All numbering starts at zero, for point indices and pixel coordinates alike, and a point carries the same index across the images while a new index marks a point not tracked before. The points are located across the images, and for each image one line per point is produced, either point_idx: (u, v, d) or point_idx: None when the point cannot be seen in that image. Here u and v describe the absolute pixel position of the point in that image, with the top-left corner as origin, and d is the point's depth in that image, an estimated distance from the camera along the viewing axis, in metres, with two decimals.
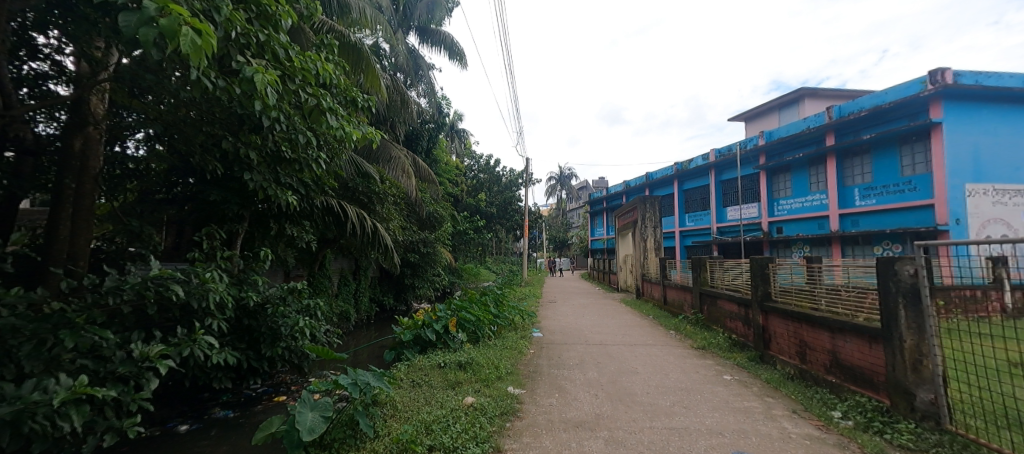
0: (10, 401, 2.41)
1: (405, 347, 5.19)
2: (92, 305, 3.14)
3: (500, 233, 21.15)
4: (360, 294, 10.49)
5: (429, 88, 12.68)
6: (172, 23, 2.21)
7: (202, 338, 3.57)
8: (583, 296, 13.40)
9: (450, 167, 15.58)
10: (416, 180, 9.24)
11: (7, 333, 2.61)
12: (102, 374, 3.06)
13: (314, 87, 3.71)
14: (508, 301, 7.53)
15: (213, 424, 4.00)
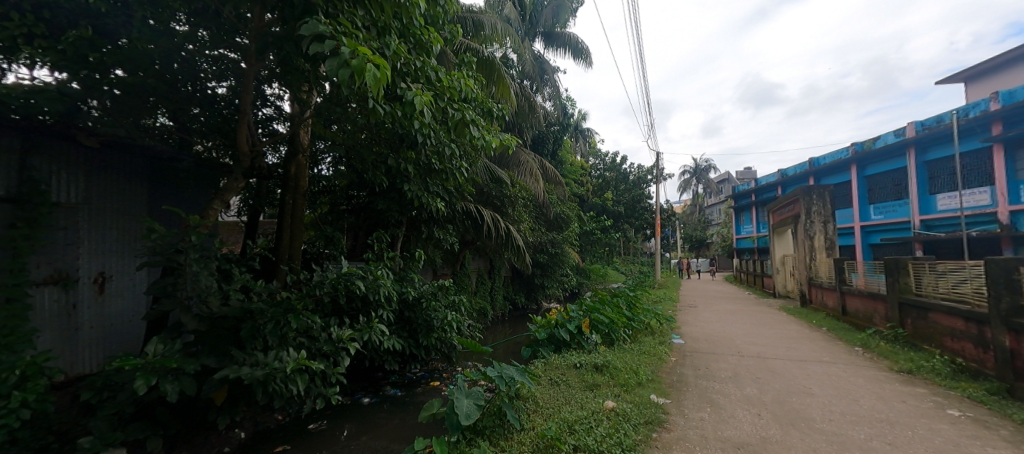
0: (261, 365, 3.25)
1: (540, 345, 5.36)
2: (305, 295, 3.99)
3: (629, 232, 20.34)
4: (495, 293, 11.25)
5: (555, 90, 13.21)
6: (360, 62, 2.70)
7: (376, 326, 4.25)
8: (728, 301, 12.05)
9: (576, 168, 15.85)
10: (543, 182, 9.50)
11: (257, 314, 3.45)
12: (313, 350, 3.90)
13: (459, 103, 4.07)
14: (641, 303, 7.21)
15: (387, 400, 4.72)
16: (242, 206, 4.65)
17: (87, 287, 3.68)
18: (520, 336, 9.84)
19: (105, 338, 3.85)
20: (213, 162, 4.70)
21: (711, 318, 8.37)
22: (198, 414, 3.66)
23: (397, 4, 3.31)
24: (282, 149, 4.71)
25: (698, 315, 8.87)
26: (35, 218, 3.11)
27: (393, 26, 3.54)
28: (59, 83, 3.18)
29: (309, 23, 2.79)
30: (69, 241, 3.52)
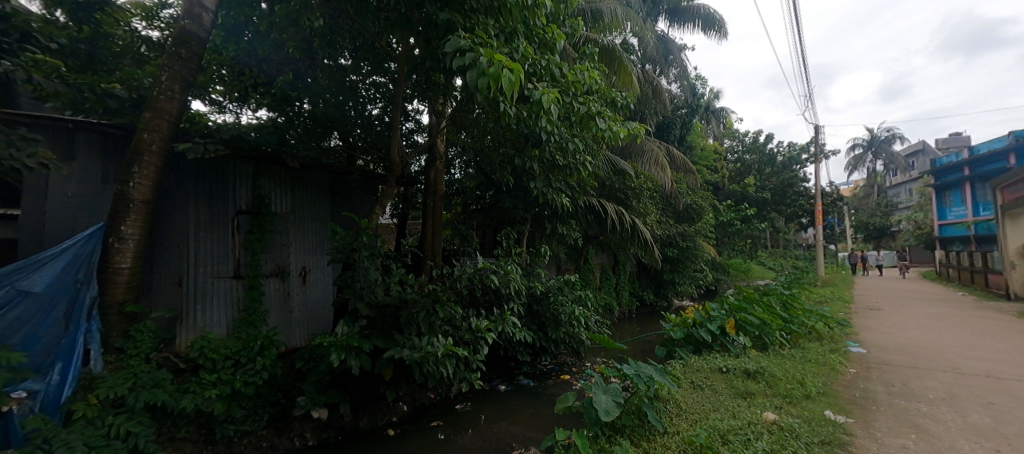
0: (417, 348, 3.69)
1: (676, 345, 5.03)
2: (448, 288, 4.42)
3: (778, 221, 17.87)
4: (620, 289, 11.13)
5: (683, 71, 12.54)
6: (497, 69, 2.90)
7: (509, 319, 4.47)
8: (931, 304, 9.58)
9: (709, 153, 14.80)
10: (671, 172, 9.08)
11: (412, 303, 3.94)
12: (457, 338, 4.29)
13: (584, 96, 4.00)
14: (801, 303, 6.25)
15: (521, 389, 4.97)
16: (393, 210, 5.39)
17: (296, 279, 4.55)
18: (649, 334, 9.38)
19: (309, 319, 4.69)
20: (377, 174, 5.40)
21: (899, 324, 6.77)
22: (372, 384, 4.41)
23: (525, 6, 3.41)
24: (422, 158, 5.29)
25: (879, 320, 7.24)
26: (262, 225, 4.13)
27: (520, 29, 3.66)
28: (273, 121, 4.17)
29: (452, 40, 3.06)
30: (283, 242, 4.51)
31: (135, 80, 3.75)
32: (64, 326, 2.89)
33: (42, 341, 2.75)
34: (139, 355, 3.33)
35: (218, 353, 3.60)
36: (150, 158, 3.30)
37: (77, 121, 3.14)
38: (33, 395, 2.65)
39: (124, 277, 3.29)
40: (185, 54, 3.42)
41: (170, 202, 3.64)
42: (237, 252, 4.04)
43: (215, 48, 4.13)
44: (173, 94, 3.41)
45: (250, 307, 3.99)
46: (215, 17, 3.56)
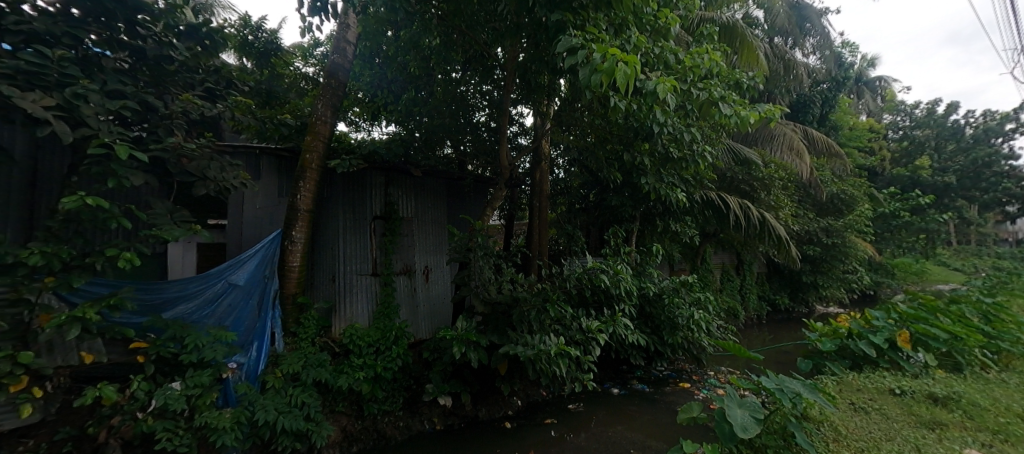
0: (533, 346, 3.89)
1: (824, 358, 4.39)
2: (557, 288, 4.48)
3: (966, 211, 14.56)
4: (745, 291, 10.27)
5: (823, 41, 11.12)
6: (610, 64, 2.82)
7: (620, 320, 4.34)
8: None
9: (862, 133, 13.21)
10: (809, 158, 8.98)
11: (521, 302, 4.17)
12: (568, 338, 4.33)
13: (704, 80, 3.66)
14: (1011, 315, 4.93)
15: (636, 394, 4.85)
16: (501, 213, 5.66)
17: (419, 277, 4.96)
18: (784, 347, 8.27)
19: (432, 314, 5.04)
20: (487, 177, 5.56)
21: None
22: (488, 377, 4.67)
23: None
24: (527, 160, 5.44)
25: None
26: (392, 229, 4.61)
27: (631, 19, 3.51)
28: (399, 135, 4.68)
29: (564, 40, 3.06)
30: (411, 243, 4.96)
31: (299, 111, 4.56)
32: (257, 314, 3.80)
33: (245, 325, 3.70)
34: (307, 339, 4.11)
35: (363, 340, 4.19)
36: (311, 174, 3.99)
37: (266, 147, 3.96)
38: (240, 367, 3.58)
39: (295, 274, 4.10)
40: (335, 83, 4.02)
41: (325, 210, 4.31)
42: (374, 252, 4.58)
43: (355, 76, 4.81)
44: (327, 120, 4.06)
45: (384, 301, 4.52)
46: (355, 48, 4.13)
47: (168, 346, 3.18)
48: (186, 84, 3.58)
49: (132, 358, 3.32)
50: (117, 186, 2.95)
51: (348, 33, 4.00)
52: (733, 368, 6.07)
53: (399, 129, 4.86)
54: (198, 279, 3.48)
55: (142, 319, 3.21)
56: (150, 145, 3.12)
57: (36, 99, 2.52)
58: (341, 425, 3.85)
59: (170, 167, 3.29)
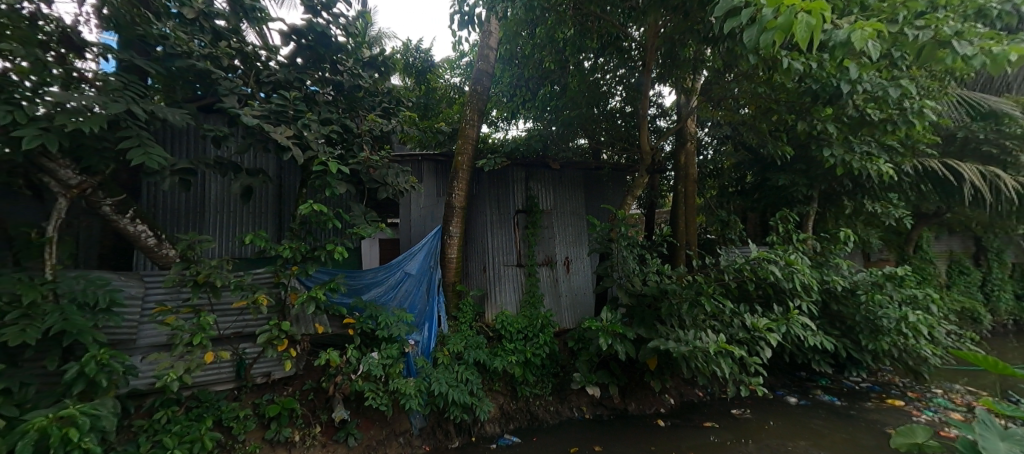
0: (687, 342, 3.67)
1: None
2: (713, 280, 4.10)
3: None
4: (994, 288, 9.01)
5: None
6: (789, 18, 2.16)
7: (797, 318, 3.75)
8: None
9: None
10: None
11: (671, 294, 3.99)
12: (728, 335, 3.94)
13: (927, 15, 2.79)
14: None
15: (820, 406, 4.33)
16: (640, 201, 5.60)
17: (561, 268, 5.06)
18: None
19: (574, 305, 5.09)
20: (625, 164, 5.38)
21: None
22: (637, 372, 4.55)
23: None
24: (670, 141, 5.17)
25: None
26: (534, 222, 4.84)
27: None
28: (541, 131, 4.90)
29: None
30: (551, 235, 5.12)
31: (452, 118, 5.07)
32: (427, 298, 4.40)
33: (418, 307, 4.34)
34: (467, 322, 4.56)
35: (514, 327, 4.47)
36: (463, 174, 4.43)
37: (427, 154, 4.54)
38: (417, 343, 4.19)
39: (454, 265, 4.63)
40: (480, 89, 4.36)
41: (475, 207, 4.76)
42: (518, 245, 4.88)
43: (497, 80, 5.18)
44: (475, 124, 4.45)
45: (530, 290, 4.75)
46: (496, 53, 4.42)
47: (368, 322, 3.96)
48: (370, 106, 4.28)
49: (345, 331, 4.08)
50: (331, 194, 3.79)
51: (491, 39, 4.31)
52: (976, 390, 5.07)
53: (537, 125, 5.03)
54: (384, 269, 4.24)
55: (350, 300, 4.07)
56: (350, 159, 3.91)
57: (282, 133, 3.48)
58: (499, 404, 4.21)
59: (362, 176, 4.07)
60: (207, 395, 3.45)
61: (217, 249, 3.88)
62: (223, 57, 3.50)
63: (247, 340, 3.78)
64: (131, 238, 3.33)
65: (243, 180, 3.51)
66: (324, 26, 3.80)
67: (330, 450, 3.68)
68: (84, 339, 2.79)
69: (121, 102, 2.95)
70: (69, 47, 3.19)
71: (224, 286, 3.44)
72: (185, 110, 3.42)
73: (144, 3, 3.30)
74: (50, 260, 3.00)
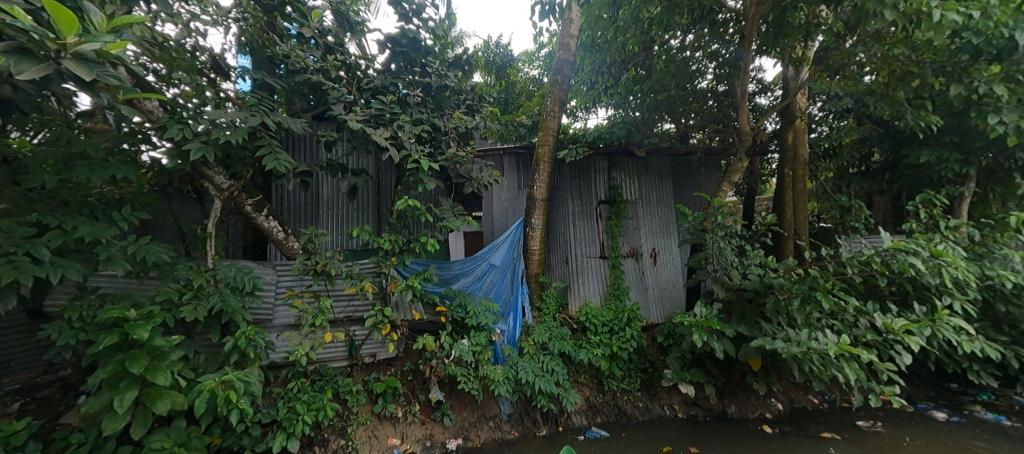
0: (800, 342, 3.31)
1: None
2: (833, 274, 3.64)
3: None
4: None
5: None
6: None
7: (949, 320, 3.26)
8: None
9: None
10: None
11: (778, 288, 3.62)
12: (853, 337, 3.49)
13: None
14: None
15: (981, 425, 3.68)
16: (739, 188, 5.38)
17: (648, 260, 4.86)
18: None
19: (663, 299, 4.86)
20: (719, 148, 4.96)
21: None
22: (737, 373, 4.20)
23: None
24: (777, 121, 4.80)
25: None
26: (617, 212, 4.73)
27: None
28: (624, 117, 4.71)
29: None
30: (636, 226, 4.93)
31: (531, 111, 5.08)
32: (511, 288, 4.51)
33: (503, 297, 4.47)
34: (550, 313, 4.60)
35: (598, 319, 4.39)
36: (545, 165, 4.44)
37: (509, 147, 4.63)
38: (503, 332, 4.32)
39: (536, 256, 4.69)
40: (560, 79, 4.31)
41: (557, 198, 4.79)
42: (602, 236, 4.79)
43: (578, 68, 5.05)
44: (556, 114, 4.42)
45: (615, 283, 4.64)
46: (577, 41, 4.33)
47: (458, 311, 4.16)
48: (455, 105, 4.46)
49: (437, 318, 4.35)
50: (422, 190, 4.06)
51: (572, 27, 4.23)
52: None
53: (619, 112, 4.84)
54: (471, 260, 4.43)
55: (441, 288, 4.32)
56: (438, 156, 4.14)
57: (381, 134, 3.80)
58: (585, 396, 4.18)
59: (449, 172, 4.29)
60: (326, 370, 3.92)
61: (331, 242, 4.36)
62: (332, 69, 3.90)
63: (357, 323, 4.22)
64: (266, 232, 3.89)
65: (350, 180, 3.90)
66: (415, 32, 4.05)
67: (428, 428, 3.98)
68: (235, 317, 3.37)
69: (257, 115, 3.50)
70: (217, 71, 3.82)
71: (337, 274, 3.86)
72: (303, 119, 3.90)
73: (270, 28, 3.81)
74: (211, 250, 3.64)
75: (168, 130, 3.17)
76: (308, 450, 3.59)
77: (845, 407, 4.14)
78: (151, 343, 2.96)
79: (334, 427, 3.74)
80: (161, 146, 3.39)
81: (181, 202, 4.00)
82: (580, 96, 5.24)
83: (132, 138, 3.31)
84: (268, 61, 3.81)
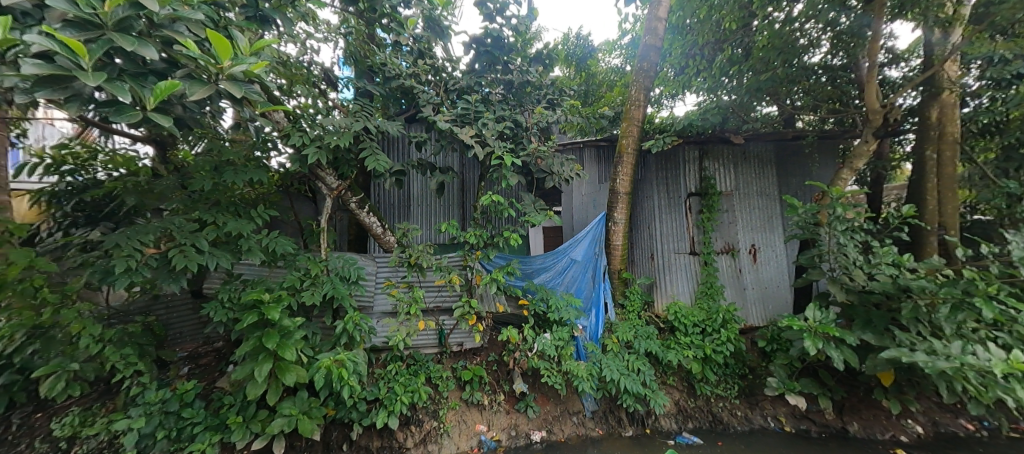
0: (951, 356, 2.81)
1: None
2: (998, 277, 3.07)
3: None
4: None
5: None
6: None
7: None
8: None
9: None
10: None
11: (919, 292, 3.09)
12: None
13: None
14: None
15: None
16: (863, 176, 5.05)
17: (745, 257, 4.51)
18: None
19: (765, 300, 4.45)
20: (835, 130, 4.36)
21: None
22: (862, 388, 3.68)
23: None
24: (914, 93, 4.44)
25: None
26: (709, 205, 4.48)
27: None
28: (718, 102, 4.35)
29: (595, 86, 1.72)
30: (731, 221, 4.59)
31: (613, 102, 4.93)
32: (593, 284, 4.46)
33: (585, 292, 4.43)
34: (634, 311, 4.45)
35: (688, 319, 4.12)
36: (628, 158, 4.30)
37: (590, 140, 4.53)
38: (585, 328, 4.27)
39: (619, 252, 4.54)
40: (646, 66, 4.12)
41: (642, 192, 4.73)
42: (692, 231, 4.58)
43: (666, 52, 4.72)
44: (641, 103, 4.22)
45: (707, 281, 4.37)
46: (666, 24, 4.12)
47: (540, 305, 4.22)
48: (536, 100, 4.48)
49: (519, 312, 4.41)
50: (505, 185, 4.15)
51: (660, 10, 4.02)
52: None
53: (710, 97, 4.47)
54: (551, 255, 4.46)
55: (523, 283, 4.40)
56: (520, 152, 4.19)
57: (467, 133, 3.95)
58: (675, 399, 3.97)
59: (531, 167, 4.33)
60: (419, 356, 4.20)
61: (422, 236, 4.67)
62: (422, 73, 4.15)
63: (444, 313, 4.44)
64: (367, 227, 4.27)
65: (438, 177, 4.11)
66: (498, 30, 4.12)
67: (513, 418, 4.07)
68: (344, 303, 3.74)
69: (361, 120, 3.84)
70: (328, 83, 4.29)
71: (428, 267, 4.10)
72: (397, 122, 4.21)
73: (370, 39, 4.16)
74: (324, 243, 4.09)
75: (291, 138, 3.60)
76: (405, 428, 3.88)
77: (1012, 437, 3.45)
78: (279, 323, 3.41)
79: (427, 409, 3.99)
80: (283, 153, 3.91)
81: (299, 201, 4.58)
82: (666, 83, 4.91)
83: (262, 147, 3.84)
84: (367, 70, 4.18)
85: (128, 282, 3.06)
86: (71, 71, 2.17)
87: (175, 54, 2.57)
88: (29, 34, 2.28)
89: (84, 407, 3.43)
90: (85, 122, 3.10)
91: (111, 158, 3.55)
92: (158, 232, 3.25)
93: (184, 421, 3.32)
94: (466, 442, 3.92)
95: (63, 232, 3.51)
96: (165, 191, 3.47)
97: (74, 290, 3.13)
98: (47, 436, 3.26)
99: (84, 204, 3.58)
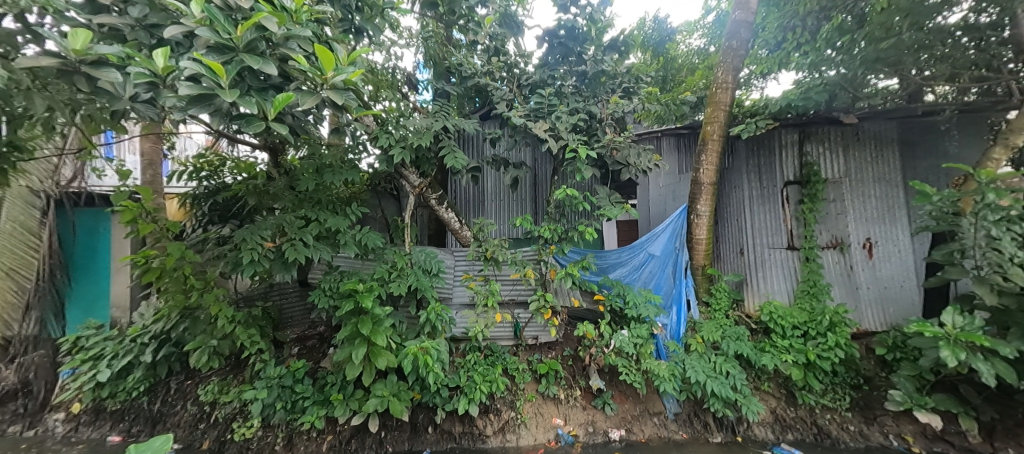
0: None
1: None
2: None
3: None
4: None
5: None
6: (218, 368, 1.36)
7: None
8: None
9: None
10: None
11: None
12: None
13: None
14: None
15: None
16: None
17: (858, 251, 4.02)
18: None
19: (884, 302, 3.95)
20: (982, 101, 3.65)
21: None
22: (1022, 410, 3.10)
23: None
24: None
25: None
26: (811, 194, 4.09)
27: None
28: (823, 78, 3.88)
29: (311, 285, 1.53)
30: (839, 211, 4.11)
31: (696, 87, 4.63)
32: (673, 280, 4.24)
33: (665, 289, 4.22)
34: (721, 310, 4.18)
35: (786, 321, 3.77)
36: (714, 145, 3.99)
37: (670, 128, 4.28)
38: (666, 326, 4.08)
39: (703, 247, 4.29)
40: (736, 44, 3.80)
41: (729, 182, 4.48)
42: (789, 223, 4.20)
43: (758, 30, 4.36)
44: (729, 85, 3.89)
45: (809, 280, 3.98)
46: None
47: (617, 300, 4.07)
48: (611, 89, 4.34)
49: (595, 307, 4.33)
50: (580, 179, 4.05)
51: None
52: None
53: (812, 74, 4.02)
54: (628, 249, 4.29)
55: (598, 278, 4.30)
56: (595, 143, 4.09)
57: (541, 127, 3.95)
58: (771, 407, 3.66)
59: (606, 159, 4.20)
60: (496, 347, 4.31)
61: (497, 231, 4.81)
62: (497, 70, 4.24)
63: (519, 306, 4.51)
64: (446, 222, 4.50)
65: (513, 173, 4.17)
66: (572, 20, 4.04)
67: (590, 414, 4.03)
68: (428, 295, 3.94)
69: (440, 120, 4.00)
70: (409, 85, 4.60)
71: (504, 260, 4.18)
72: (473, 120, 4.33)
73: (447, 41, 4.34)
74: (408, 238, 4.37)
75: (380, 140, 3.85)
76: (485, 416, 4.03)
77: None
78: (372, 311, 3.67)
79: (505, 399, 4.10)
80: (371, 154, 4.24)
81: (382, 198, 4.92)
82: (756, 62, 4.53)
83: (355, 150, 4.20)
84: (445, 71, 4.37)
85: (253, 271, 3.55)
86: (214, 90, 2.50)
87: (290, 69, 2.87)
88: (181, 60, 2.70)
89: (221, 377, 4.05)
90: (217, 134, 3.64)
91: (236, 164, 4.12)
92: (273, 228, 3.69)
93: (296, 395, 3.77)
94: (544, 435, 3.96)
95: (203, 228, 4.16)
96: (277, 191, 3.92)
97: (209, 278, 3.66)
98: (196, 400, 3.93)
99: (217, 204, 4.24)
